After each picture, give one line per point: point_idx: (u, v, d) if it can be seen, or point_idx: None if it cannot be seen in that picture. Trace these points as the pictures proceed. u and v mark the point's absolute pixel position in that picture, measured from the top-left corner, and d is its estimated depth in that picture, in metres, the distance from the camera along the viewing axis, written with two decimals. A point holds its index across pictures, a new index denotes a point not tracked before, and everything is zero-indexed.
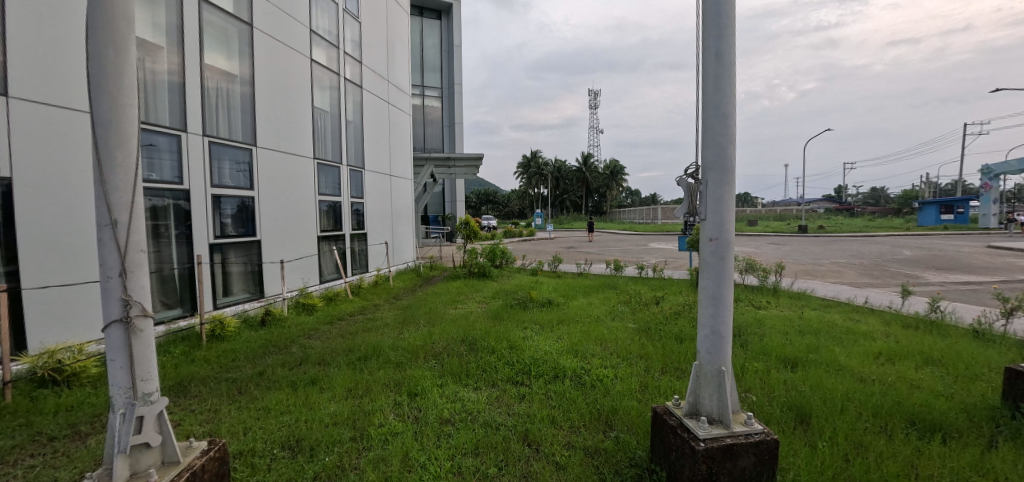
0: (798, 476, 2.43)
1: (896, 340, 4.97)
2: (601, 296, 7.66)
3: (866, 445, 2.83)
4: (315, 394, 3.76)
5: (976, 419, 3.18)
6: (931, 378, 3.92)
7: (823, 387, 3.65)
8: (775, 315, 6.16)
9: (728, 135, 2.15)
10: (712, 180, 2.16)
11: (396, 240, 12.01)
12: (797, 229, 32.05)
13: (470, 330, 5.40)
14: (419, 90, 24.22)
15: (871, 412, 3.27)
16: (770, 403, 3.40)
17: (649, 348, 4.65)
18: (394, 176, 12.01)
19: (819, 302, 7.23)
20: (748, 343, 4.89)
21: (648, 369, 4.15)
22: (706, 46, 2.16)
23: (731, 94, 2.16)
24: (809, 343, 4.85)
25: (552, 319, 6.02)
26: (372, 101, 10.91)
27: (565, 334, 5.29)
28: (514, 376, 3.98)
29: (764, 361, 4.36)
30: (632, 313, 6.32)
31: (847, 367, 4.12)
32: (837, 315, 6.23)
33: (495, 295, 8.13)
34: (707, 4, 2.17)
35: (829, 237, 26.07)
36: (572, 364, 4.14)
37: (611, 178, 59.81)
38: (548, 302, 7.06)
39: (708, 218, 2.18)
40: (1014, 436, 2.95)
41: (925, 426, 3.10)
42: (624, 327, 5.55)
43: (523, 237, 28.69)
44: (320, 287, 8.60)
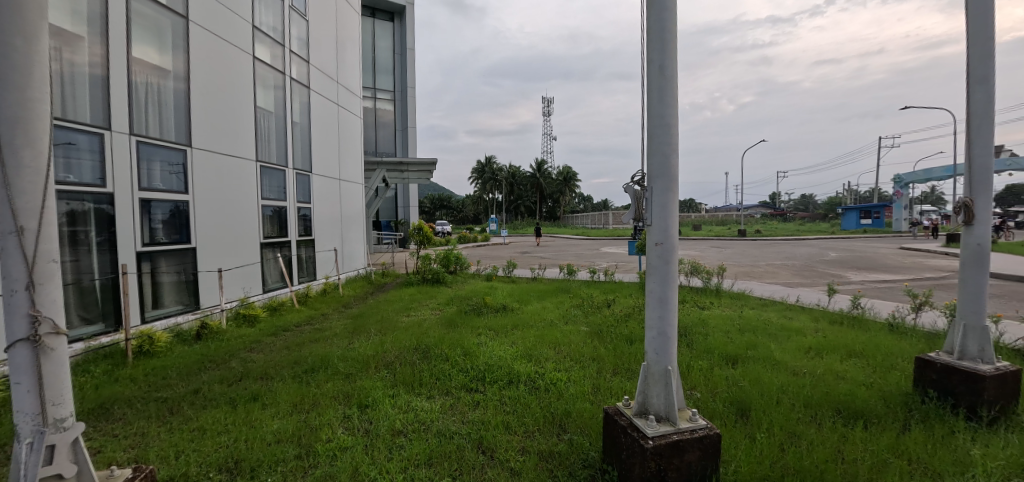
0: (739, 467, 2.56)
1: (824, 335, 5.38)
2: (555, 300, 7.77)
3: (799, 434, 3.03)
4: (257, 411, 3.54)
5: (892, 405, 3.48)
6: (853, 368, 4.27)
7: (760, 381, 3.88)
8: (717, 315, 6.51)
9: (672, 144, 2.24)
10: (658, 187, 2.25)
11: (346, 246, 11.62)
12: (737, 233, 34.04)
13: (423, 338, 5.30)
14: (371, 93, 23.67)
15: (804, 403, 3.51)
16: (713, 398, 3.57)
17: (601, 350, 4.75)
18: (343, 180, 11.64)
19: (756, 301, 7.71)
20: (694, 342, 5.12)
21: (601, 371, 4.25)
22: (651, 60, 2.25)
23: (674, 106, 2.25)
24: (748, 340, 5.14)
25: (507, 324, 6.03)
26: (320, 103, 10.54)
27: (519, 338, 5.31)
28: (468, 383, 3.94)
29: (708, 358, 4.58)
30: (585, 317, 6.44)
31: (781, 362, 4.40)
32: (773, 313, 6.66)
33: (449, 301, 8.05)
34: (651, 19, 2.26)
35: (765, 240, 27.90)
36: (526, 369, 4.16)
37: (564, 184, 61.05)
38: (502, 307, 7.07)
39: (654, 224, 2.26)
40: (924, 419, 3.26)
41: (850, 413, 3.36)
42: (577, 331, 5.64)
43: (478, 242, 28.64)
44: (264, 297, 8.16)
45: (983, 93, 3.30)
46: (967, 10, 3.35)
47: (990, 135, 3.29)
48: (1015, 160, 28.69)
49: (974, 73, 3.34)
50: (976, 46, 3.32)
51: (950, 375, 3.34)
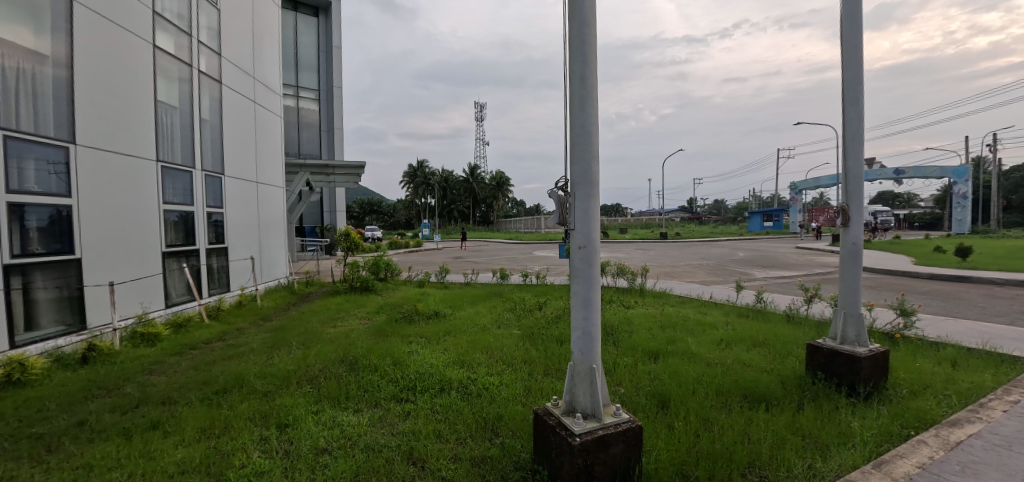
0: (659, 456, 2.72)
1: (733, 328, 5.88)
2: (487, 305, 7.78)
3: (712, 420, 3.28)
4: (157, 440, 3.18)
5: (789, 387, 3.88)
6: (757, 357, 4.70)
7: (679, 373, 4.15)
8: (641, 313, 6.89)
9: (593, 152, 2.33)
10: (580, 193, 2.34)
11: (265, 255, 10.83)
12: (658, 236, 36.29)
13: (351, 349, 5.07)
14: (293, 90, 22.18)
15: (717, 391, 3.80)
16: (637, 392, 3.77)
17: (532, 352, 4.84)
18: (261, 183, 10.86)
19: (675, 299, 8.26)
20: (620, 340, 5.37)
21: (532, 372, 4.32)
22: (573, 71, 2.33)
23: (594, 115, 2.35)
24: (668, 336, 5.49)
25: (439, 331, 5.95)
26: (234, 99, 9.76)
27: (451, 345, 5.25)
28: (398, 394, 3.83)
29: (632, 355, 4.83)
30: (518, 320, 6.51)
31: (697, 355, 4.74)
32: (690, 309, 7.18)
33: (378, 310, 7.77)
34: (572, 31, 2.35)
35: (683, 242, 30.02)
36: (458, 375, 4.12)
37: (497, 189, 61.64)
38: (434, 314, 6.96)
39: (577, 228, 2.34)
40: (815, 398, 3.67)
41: (755, 397, 3.70)
42: (509, 334, 5.70)
43: (409, 247, 28.03)
44: (167, 313, 7.37)
45: (855, 112, 3.80)
46: (842, 39, 3.85)
47: (861, 148, 3.80)
48: (883, 170, 33.23)
49: (848, 94, 3.84)
50: (849, 71, 3.83)
51: (833, 359, 3.79)
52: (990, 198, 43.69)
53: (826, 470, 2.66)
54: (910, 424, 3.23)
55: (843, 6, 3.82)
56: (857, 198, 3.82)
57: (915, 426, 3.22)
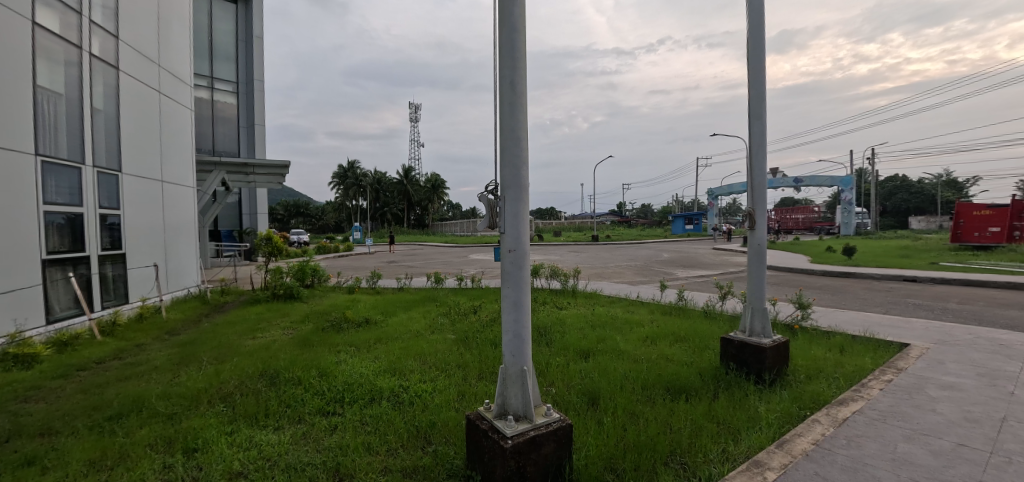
0: (589, 452, 2.81)
1: (657, 325, 6.24)
2: (421, 310, 7.63)
3: (638, 413, 3.44)
4: (33, 479, 2.75)
5: (706, 377, 4.19)
6: (678, 351, 5.03)
7: (608, 371, 4.32)
8: (573, 313, 7.10)
9: (522, 156, 2.37)
10: (510, 197, 2.36)
11: (171, 261, 9.83)
12: (590, 238, 37.62)
13: (271, 362, 4.73)
14: (206, 81, 20.31)
15: (643, 385, 4.01)
16: (569, 391, 3.87)
17: (467, 356, 4.80)
18: (167, 183, 9.84)
19: (605, 299, 8.61)
20: (553, 341, 5.50)
21: (466, 377, 4.30)
22: (503, 76, 2.36)
23: (524, 120, 2.39)
24: (598, 334, 5.70)
25: (370, 338, 5.73)
26: (135, 89, 8.80)
27: (382, 353, 5.06)
28: (324, 407, 3.64)
29: (565, 355, 4.96)
30: (452, 325, 6.43)
31: (624, 352, 4.97)
32: (620, 309, 7.51)
33: (304, 318, 7.34)
34: (503, 37, 2.38)
35: (613, 244, 31.39)
36: (389, 383, 4.00)
37: (432, 191, 60.84)
38: (365, 321, 6.69)
39: (507, 232, 2.36)
40: (728, 387, 3.99)
41: (676, 389, 3.94)
42: (443, 340, 5.61)
43: (339, 252, 26.83)
44: (48, 330, 6.44)
45: (759, 126, 4.18)
46: (749, 60, 4.22)
47: (764, 159, 4.20)
48: (785, 178, 36.91)
49: (754, 110, 4.22)
50: (754, 89, 4.21)
51: (743, 350, 4.14)
52: (870, 205, 50.02)
53: (737, 453, 2.89)
54: (806, 405, 3.61)
55: (749, 30, 4.19)
56: (761, 204, 4.21)
57: (810, 407, 3.60)
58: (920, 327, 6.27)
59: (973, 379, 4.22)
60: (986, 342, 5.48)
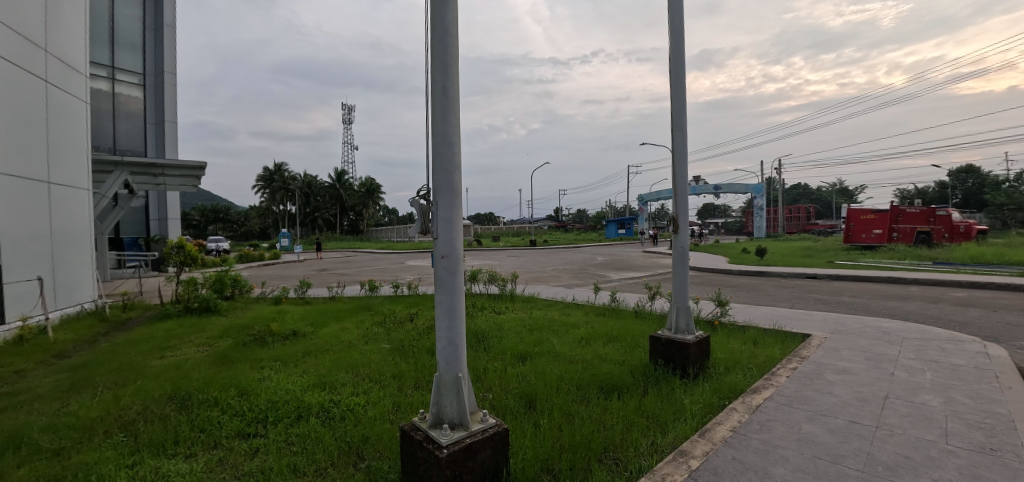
0: (526, 455, 2.83)
1: (592, 326, 6.44)
2: (355, 320, 7.31)
3: (574, 413, 3.53)
4: None
5: (637, 374, 4.38)
6: (612, 351, 5.21)
7: (544, 373, 4.39)
8: (511, 318, 7.14)
9: (454, 161, 2.36)
10: (442, 202, 2.33)
11: (60, 274, 8.67)
12: (528, 243, 38.13)
13: (184, 382, 4.32)
14: (106, 71, 18.22)
15: (579, 384, 4.12)
16: (506, 395, 3.89)
17: (402, 366, 4.68)
18: (55, 185, 8.69)
19: (543, 302, 8.78)
20: (491, 346, 5.50)
21: (402, 387, 4.18)
22: (435, 81, 2.33)
23: (456, 125, 2.38)
24: (535, 338, 5.78)
25: (297, 352, 5.40)
26: (16, 77, 7.70)
27: (311, 367, 4.79)
28: (245, 429, 3.37)
29: (502, 359, 4.97)
30: (387, 334, 6.23)
31: (560, 354, 5.08)
32: (556, 312, 7.67)
33: (222, 333, 6.77)
34: (435, 42, 2.35)
35: (550, 248, 32.07)
36: (319, 398, 3.79)
37: (367, 196, 58.80)
38: (292, 334, 6.30)
39: (439, 238, 2.33)
40: (657, 382, 4.20)
41: (609, 388, 4.08)
42: (378, 349, 5.42)
43: (264, 260, 25.11)
44: None
45: (681, 137, 4.48)
46: (671, 75, 4.51)
47: (686, 168, 4.48)
48: (706, 185, 39.71)
49: (677, 121, 4.51)
50: (676, 102, 4.51)
51: (670, 346, 4.39)
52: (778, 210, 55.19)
53: (665, 444, 3.04)
54: (726, 395, 3.89)
55: (671, 47, 4.48)
56: (684, 210, 4.49)
57: (729, 397, 3.88)
58: (819, 319, 7.00)
59: (861, 363, 4.78)
60: (872, 330, 6.23)
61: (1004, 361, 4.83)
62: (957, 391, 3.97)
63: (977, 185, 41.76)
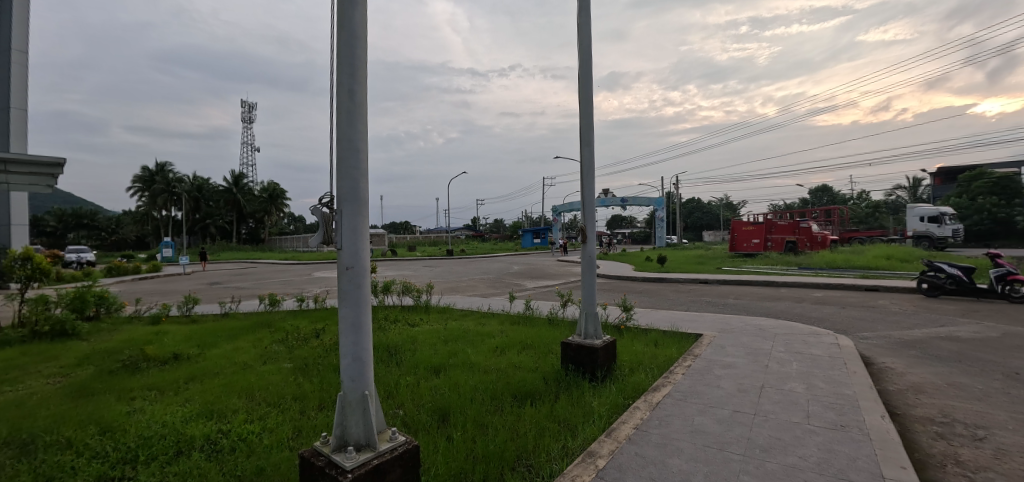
0: (438, 471, 2.77)
1: (507, 334, 6.52)
2: (250, 338, 6.67)
3: (487, 424, 3.52)
4: None
5: (550, 380, 4.50)
6: (526, 358, 5.31)
7: (459, 385, 4.33)
8: (426, 330, 6.97)
9: (361, 169, 2.26)
10: (347, 210, 2.22)
11: None
12: (445, 253, 37.71)
13: (25, 424, 3.60)
14: None
15: (493, 394, 4.13)
16: (419, 411, 3.77)
17: (306, 387, 4.34)
18: None
19: (458, 312, 8.72)
20: (403, 360, 5.31)
21: (304, 411, 3.87)
22: (340, 83, 2.23)
23: (363, 131, 2.29)
24: (450, 349, 5.70)
25: (179, 377, 4.79)
26: None
27: (195, 394, 4.26)
28: (109, 471, 2.90)
29: (415, 373, 4.83)
30: (289, 352, 5.76)
31: (474, 364, 5.06)
32: (472, 322, 7.65)
33: (81, 360, 5.77)
34: (341, 43, 2.25)
35: (467, 258, 32.03)
36: (205, 429, 3.38)
37: (269, 202, 54.27)
38: (174, 357, 5.56)
39: (344, 248, 2.21)
40: (567, 387, 4.35)
41: (523, 395, 4.14)
42: (277, 370, 4.98)
43: (140, 272, 22.03)
44: None
45: (589, 152, 4.73)
46: (580, 94, 4.76)
47: (594, 182, 4.73)
48: (614, 198, 42.32)
49: (585, 138, 4.75)
50: (584, 120, 4.75)
51: (579, 352, 4.57)
52: (676, 222, 60.48)
53: (575, 447, 3.14)
54: (629, 395, 4.14)
55: (580, 67, 4.73)
56: (591, 221, 4.73)
57: (633, 397, 4.13)
58: (709, 319, 7.76)
59: (743, 358, 5.35)
60: (751, 328, 7.03)
61: (851, 350, 5.71)
62: (816, 378, 4.61)
63: (830, 202, 49.35)
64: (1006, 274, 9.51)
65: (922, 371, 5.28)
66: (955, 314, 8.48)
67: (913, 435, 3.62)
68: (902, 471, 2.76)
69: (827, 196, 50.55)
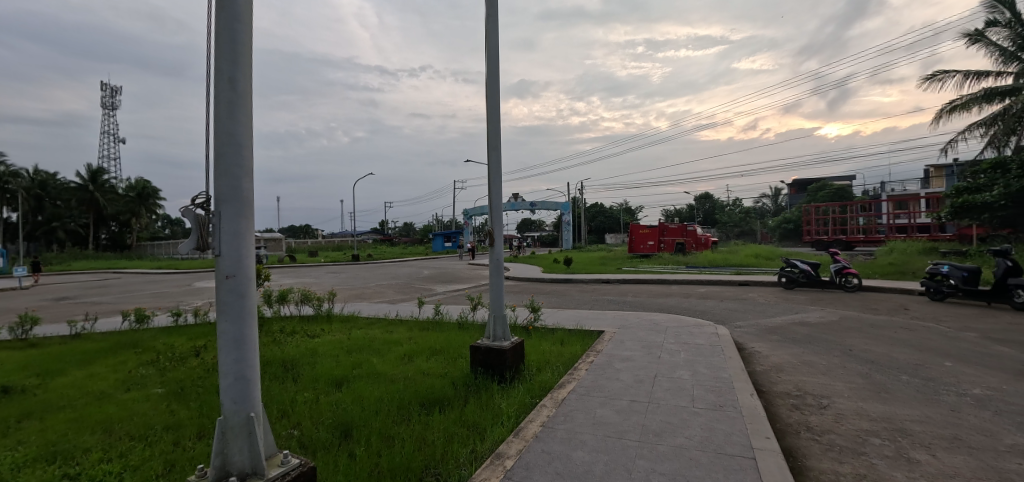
0: None
1: (415, 341, 6.36)
2: (111, 362, 5.72)
3: (394, 435, 3.39)
4: None
5: (459, 386, 4.47)
6: (434, 364, 5.22)
7: (362, 397, 4.13)
8: (327, 341, 6.53)
9: (244, 166, 2.06)
10: (227, 211, 2.00)
11: None
12: (350, 258, 35.75)
13: None
14: None
15: (399, 404, 4.00)
16: (317, 429, 3.52)
17: (183, 414, 3.84)
18: None
19: (364, 321, 8.31)
20: (300, 375, 4.92)
21: (178, 441, 3.41)
22: (218, 69, 2.00)
23: (247, 125, 2.09)
24: (354, 360, 5.42)
25: (10, 415, 3.95)
26: None
27: (34, 434, 3.54)
28: None
29: (314, 388, 4.50)
30: (161, 375, 5.06)
31: (380, 374, 4.87)
32: (378, 330, 7.34)
33: None
34: (220, 25, 2.02)
35: (374, 263, 30.70)
36: (43, 476, 2.82)
37: (138, 202, 47.26)
38: (1, 391, 4.57)
39: (223, 254, 1.98)
40: (476, 390, 4.36)
41: (431, 402, 4.07)
42: (145, 397, 4.34)
43: None
44: None
45: (496, 156, 4.79)
46: (487, 98, 4.80)
47: (501, 187, 4.81)
48: (523, 202, 43.43)
49: (492, 142, 4.81)
50: (491, 124, 4.81)
51: (489, 354, 4.60)
52: (581, 225, 63.76)
53: (483, 450, 3.15)
54: (536, 394, 4.26)
55: (487, 72, 4.78)
56: (498, 224, 4.80)
57: (539, 395, 4.25)
58: (609, 317, 8.28)
59: (639, 351, 5.79)
60: (645, 323, 7.64)
61: (727, 338, 6.46)
62: (699, 365, 5.14)
63: (711, 208, 55.41)
64: (842, 268, 11.44)
65: (782, 352, 6.13)
66: (807, 303, 10.00)
67: (776, 408, 4.19)
68: (766, 441, 3.17)
69: (710, 202, 56.75)
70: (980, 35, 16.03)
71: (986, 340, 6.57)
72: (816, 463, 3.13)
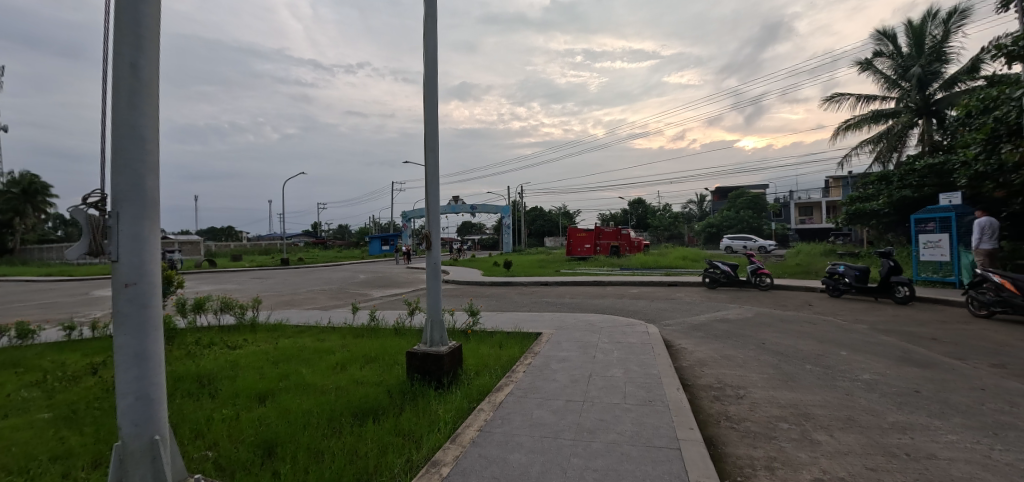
0: None
1: (349, 349, 6.09)
2: None
3: (323, 450, 3.22)
4: None
5: (393, 394, 4.34)
6: (369, 372, 5.04)
7: (288, 411, 3.89)
8: (250, 352, 6.08)
9: (148, 163, 1.87)
10: (127, 213, 1.81)
11: None
12: (278, 262, 33.59)
13: None
14: None
15: (329, 416, 3.80)
16: (237, 448, 3.26)
17: (77, 441, 3.42)
18: None
19: (292, 329, 7.85)
20: (219, 390, 4.54)
21: (68, 473, 3.02)
22: (117, 54, 1.80)
23: (152, 118, 1.91)
24: (280, 371, 5.09)
25: None
26: None
27: None
28: None
29: (234, 404, 4.17)
30: (47, 398, 4.45)
31: (310, 385, 4.61)
32: (308, 338, 6.95)
33: None
34: (120, 6, 1.83)
35: (306, 267, 29.15)
36: None
37: (23, 199, 41.44)
38: None
39: (121, 260, 1.79)
40: (412, 398, 4.25)
41: (364, 412, 3.91)
42: (26, 424, 3.80)
43: None
44: None
45: (433, 158, 4.73)
46: (425, 99, 4.73)
47: (438, 189, 4.75)
48: (464, 205, 43.26)
49: (430, 144, 4.74)
50: (429, 125, 4.74)
51: (426, 360, 4.51)
52: (521, 228, 64.50)
53: (419, 459, 3.08)
54: (473, 399, 4.23)
55: (425, 72, 4.71)
56: (435, 227, 4.73)
57: (476, 399, 4.23)
58: (546, 319, 8.43)
59: (575, 351, 5.95)
60: (581, 324, 7.86)
61: (656, 336, 6.82)
62: (631, 362, 5.38)
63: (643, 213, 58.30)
64: (757, 269, 12.48)
65: (705, 348, 6.57)
66: (727, 301, 10.79)
67: (700, 400, 4.48)
68: (690, 431, 3.38)
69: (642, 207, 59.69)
70: (869, 64, 18.22)
71: (873, 330, 7.46)
72: (734, 449, 3.37)
